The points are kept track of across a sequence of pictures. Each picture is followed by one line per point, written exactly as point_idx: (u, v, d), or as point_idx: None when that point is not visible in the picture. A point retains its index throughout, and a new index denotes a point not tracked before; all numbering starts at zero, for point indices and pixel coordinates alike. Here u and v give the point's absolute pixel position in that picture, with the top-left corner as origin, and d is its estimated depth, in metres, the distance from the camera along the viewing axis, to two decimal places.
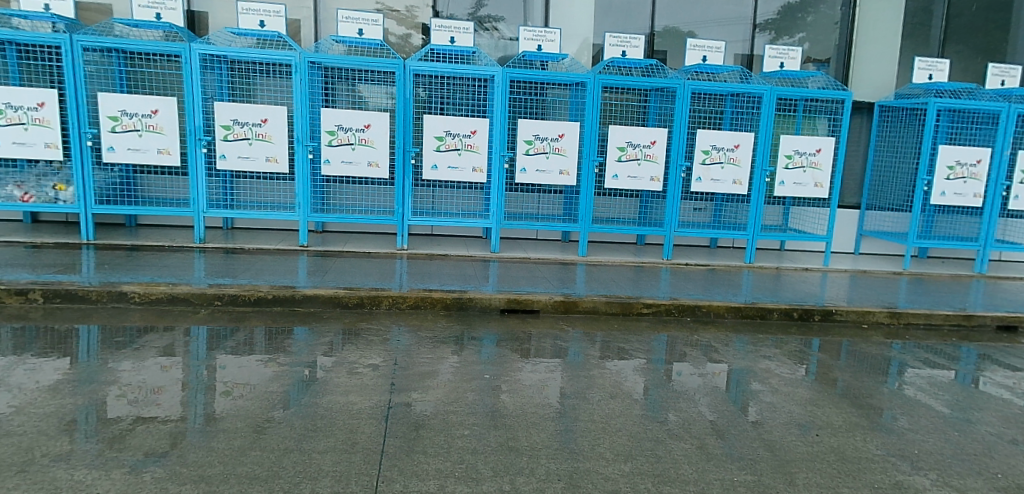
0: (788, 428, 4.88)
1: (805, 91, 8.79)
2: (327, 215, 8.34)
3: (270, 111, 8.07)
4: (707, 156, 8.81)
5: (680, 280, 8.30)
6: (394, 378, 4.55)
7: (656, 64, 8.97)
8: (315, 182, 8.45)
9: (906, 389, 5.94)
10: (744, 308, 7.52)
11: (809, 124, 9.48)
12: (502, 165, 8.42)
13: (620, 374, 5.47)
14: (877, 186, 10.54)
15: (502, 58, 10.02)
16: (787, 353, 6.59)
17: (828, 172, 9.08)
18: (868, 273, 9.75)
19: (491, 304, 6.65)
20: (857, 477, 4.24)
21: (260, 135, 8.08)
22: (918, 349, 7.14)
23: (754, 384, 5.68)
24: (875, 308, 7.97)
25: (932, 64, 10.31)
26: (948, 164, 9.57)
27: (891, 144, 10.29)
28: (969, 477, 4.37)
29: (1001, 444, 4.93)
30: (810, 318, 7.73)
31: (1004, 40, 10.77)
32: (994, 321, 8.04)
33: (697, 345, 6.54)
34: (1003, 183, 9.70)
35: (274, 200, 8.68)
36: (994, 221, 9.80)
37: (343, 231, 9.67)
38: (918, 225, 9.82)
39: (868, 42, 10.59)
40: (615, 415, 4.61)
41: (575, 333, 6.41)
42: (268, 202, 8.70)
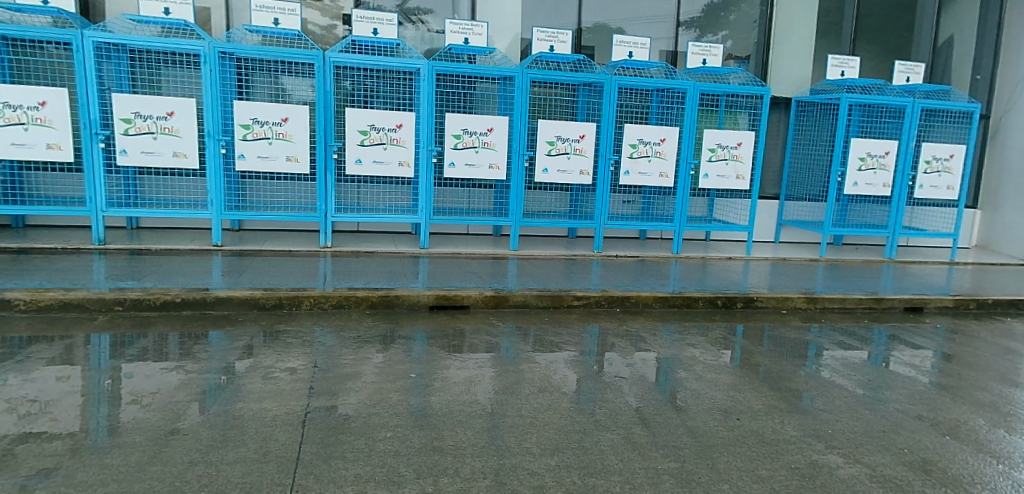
0: (712, 414, 5.03)
1: (726, 87, 9.07)
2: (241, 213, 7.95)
3: (178, 104, 7.64)
4: (635, 150, 8.95)
5: (610, 272, 8.41)
6: (314, 382, 4.39)
7: (584, 59, 8.97)
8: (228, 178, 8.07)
9: (822, 371, 6.24)
10: (671, 298, 7.70)
11: (731, 119, 9.74)
12: (429, 159, 8.29)
13: (550, 368, 5.49)
14: (795, 178, 11.01)
15: (428, 52, 9.85)
16: (712, 341, 6.80)
17: (749, 165, 9.45)
18: (787, 261, 10.18)
19: (420, 301, 6.54)
20: (775, 458, 4.40)
21: (166, 129, 7.65)
22: (833, 332, 7.51)
23: (680, 372, 5.82)
24: (793, 294, 8.34)
25: (843, 61, 10.88)
26: (859, 156, 10.10)
27: (807, 138, 10.82)
28: (878, 453, 4.63)
29: (907, 420, 5.26)
30: (733, 305, 8.00)
31: (908, 41, 11.53)
32: (901, 303, 8.59)
33: (627, 335, 6.65)
34: (909, 174, 10.30)
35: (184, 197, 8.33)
36: (902, 210, 10.32)
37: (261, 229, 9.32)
38: (833, 215, 10.33)
39: (784, 41, 11.02)
40: (543, 409, 4.62)
41: (506, 327, 6.39)
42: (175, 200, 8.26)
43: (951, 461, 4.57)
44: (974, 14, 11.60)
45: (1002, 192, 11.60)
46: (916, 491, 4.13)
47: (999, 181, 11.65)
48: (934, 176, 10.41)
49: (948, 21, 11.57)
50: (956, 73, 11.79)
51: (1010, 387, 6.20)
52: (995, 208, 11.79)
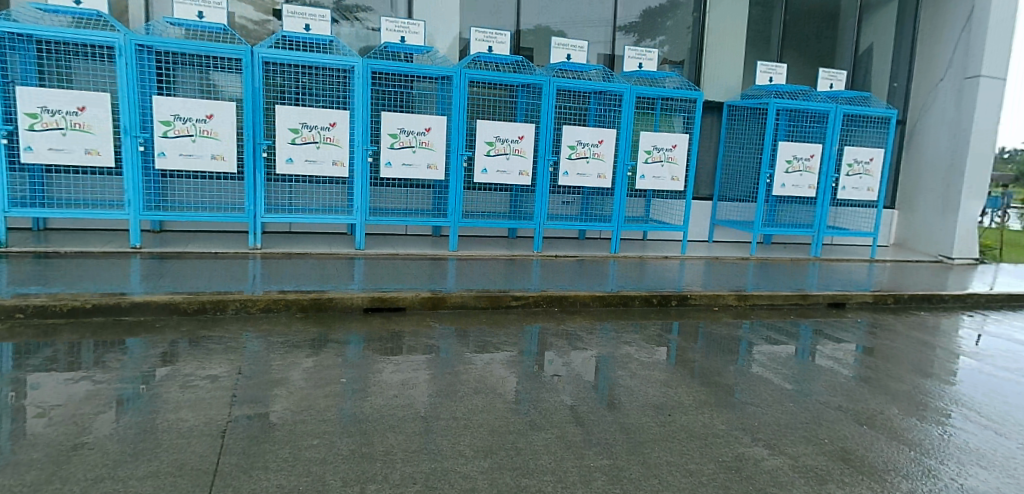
0: (645, 410, 5.14)
1: (661, 91, 9.30)
2: (161, 213, 7.59)
3: (89, 99, 7.23)
4: (573, 151, 9.08)
5: (549, 272, 8.46)
6: (237, 389, 4.24)
7: (523, 60, 9.01)
8: (148, 176, 7.74)
9: (752, 366, 6.47)
10: (608, 297, 7.82)
11: (667, 122, 10.08)
12: (364, 158, 8.11)
13: (486, 369, 5.48)
14: (728, 180, 11.39)
15: (365, 50, 9.66)
16: (647, 338, 6.95)
17: (683, 166, 9.70)
18: (720, 259, 10.51)
19: (353, 303, 6.41)
20: (705, 452, 4.53)
21: (76, 125, 7.22)
22: (763, 328, 7.81)
23: (616, 370, 5.92)
24: (725, 292, 8.61)
25: (772, 68, 11.33)
26: (786, 159, 10.53)
27: (738, 141, 11.24)
28: (800, 443, 4.84)
29: (829, 411, 5.52)
30: (668, 303, 8.19)
31: (831, 49, 12.11)
32: (825, 299, 9.00)
33: (564, 335, 6.71)
34: (832, 176, 10.80)
35: (98, 197, 7.86)
36: (826, 210, 10.84)
37: (184, 229, 8.92)
38: (762, 215, 10.75)
39: (717, 47, 11.34)
40: (477, 410, 4.61)
41: (442, 329, 6.34)
42: (89, 199, 7.85)
43: (867, 449, 4.83)
44: (891, 26, 12.33)
45: (916, 194, 12.35)
46: (835, 479, 4.34)
47: (915, 182, 12.39)
48: (855, 178, 10.96)
49: (868, 31, 12.22)
50: (875, 80, 12.48)
51: (922, 377, 6.60)
52: (910, 208, 12.53)
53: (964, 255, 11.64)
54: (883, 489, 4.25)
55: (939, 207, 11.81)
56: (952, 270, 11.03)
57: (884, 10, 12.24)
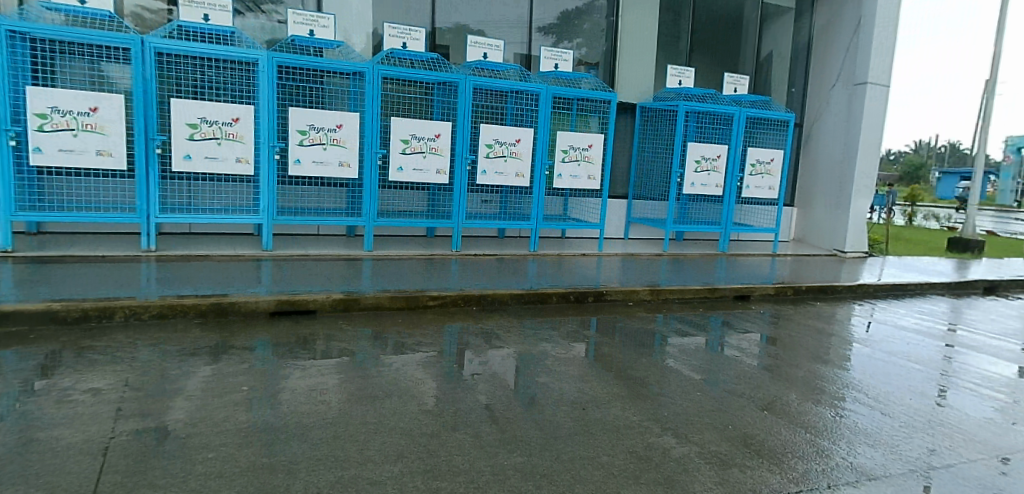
0: (560, 406, 5.21)
1: (577, 91, 9.48)
2: (38, 213, 7.00)
3: None
4: (490, 150, 9.09)
5: (468, 271, 8.42)
6: (123, 403, 4.01)
7: (438, 57, 8.92)
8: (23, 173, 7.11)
9: (665, 359, 6.69)
10: (526, 294, 7.86)
11: (583, 122, 10.18)
12: (271, 156, 7.84)
13: (400, 371, 5.40)
14: (641, 179, 11.75)
15: (270, 42, 9.28)
16: (564, 334, 7.05)
17: (598, 166, 9.94)
18: (635, 256, 10.83)
19: (259, 307, 6.14)
20: (617, 444, 4.64)
21: None
22: (675, 321, 8.10)
23: (532, 367, 5.96)
24: (639, 287, 8.87)
25: (680, 71, 12.07)
26: (695, 159, 10.99)
27: (650, 142, 11.61)
28: (707, 431, 5.05)
29: (734, 399, 5.79)
30: (585, 299, 8.35)
31: (735, 55, 12.74)
32: (731, 292, 9.46)
33: (481, 333, 6.71)
34: (737, 176, 11.38)
35: None
36: (732, 208, 11.41)
37: (67, 232, 8.27)
38: (674, 212, 11.18)
39: (629, 51, 11.63)
40: (389, 414, 4.54)
41: (355, 331, 6.18)
42: None
43: (768, 434, 5.09)
44: (788, 35, 13.15)
45: (813, 192, 13.22)
46: (737, 463, 4.54)
47: (812, 182, 13.23)
48: (758, 177, 11.59)
49: (767, 40, 12.97)
50: (775, 86, 13.25)
51: (818, 364, 7.04)
52: (809, 205, 13.37)
53: (856, 249, 12.53)
54: (782, 470, 4.49)
55: (833, 205, 12.67)
56: (845, 263, 11.85)
57: (781, 20, 13.04)
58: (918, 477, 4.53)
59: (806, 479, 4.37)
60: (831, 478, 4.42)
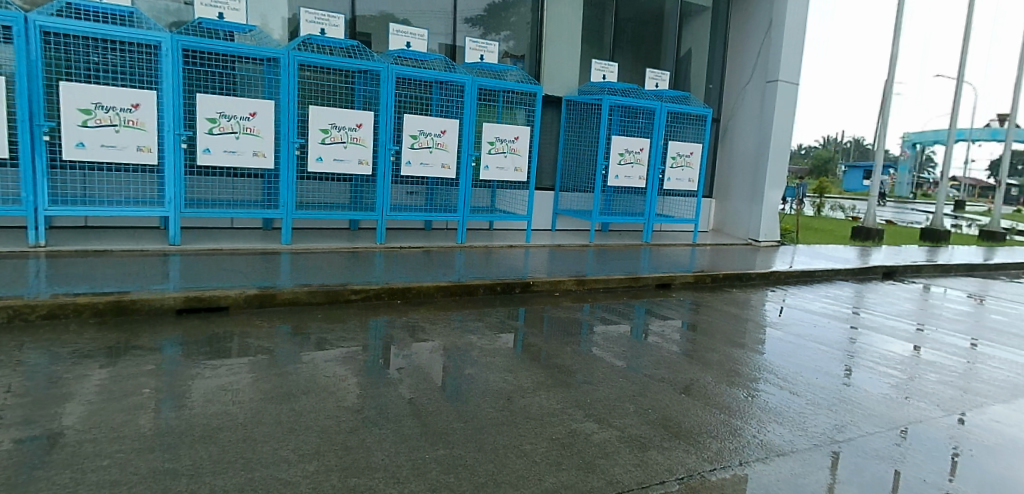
0: (484, 397, 5.20)
1: (502, 83, 9.46)
2: None
3: None
4: (415, 141, 8.95)
5: (393, 264, 8.28)
6: (6, 411, 3.78)
7: (359, 45, 8.71)
8: None
9: (590, 347, 6.80)
10: (452, 287, 7.81)
11: (510, 113, 10.01)
12: (178, 144, 7.43)
13: (318, 368, 5.26)
14: (567, 171, 11.91)
15: (175, 24, 8.79)
16: (491, 326, 7.06)
17: (525, 157, 10.01)
18: (562, 247, 10.97)
19: (164, 305, 5.82)
20: (540, 432, 4.68)
21: None
22: (600, 310, 8.25)
23: (456, 359, 5.93)
24: (565, 277, 8.98)
25: (604, 66, 12.36)
26: (619, 151, 11.20)
27: (575, 134, 11.78)
28: (629, 415, 5.17)
29: (654, 383, 5.96)
30: (512, 291, 8.37)
31: (657, 51, 13.08)
32: (653, 280, 9.75)
33: (405, 326, 6.62)
34: (659, 168, 11.70)
35: None
36: (654, 200, 11.74)
37: None
38: (599, 204, 11.39)
39: (554, 44, 11.79)
40: (305, 412, 4.42)
41: (271, 327, 5.98)
42: None
43: (685, 415, 5.28)
44: (706, 33, 13.61)
45: (729, 184, 13.80)
46: (655, 445, 4.68)
47: (729, 174, 13.80)
48: (678, 170, 11.99)
49: (686, 37, 13.39)
50: (695, 81, 13.70)
51: (734, 348, 7.35)
52: (726, 197, 13.95)
53: (769, 238, 13.18)
54: (697, 450, 4.66)
55: (748, 196, 13.26)
56: (759, 252, 12.44)
57: (700, 18, 13.48)
58: (821, 450, 4.82)
59: (719, 458, 4.55)
60: (742, 455, 4.63)
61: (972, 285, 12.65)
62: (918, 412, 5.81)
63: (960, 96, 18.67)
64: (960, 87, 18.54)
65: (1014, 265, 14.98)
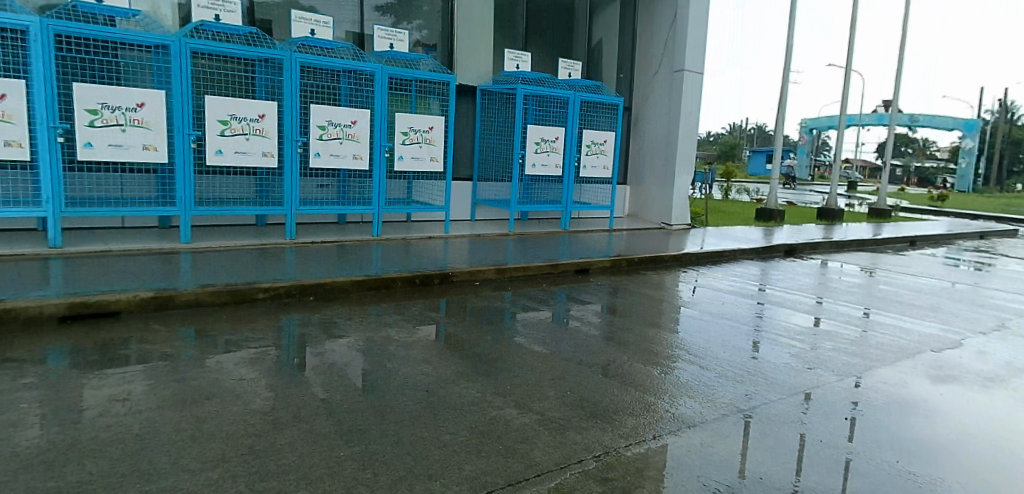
0: (402, 390, 5.11)
1: (413, 72, 9.32)
2: None
3: None
4: (323, 132, 8.70)
5: (305, 260, 8.01)
6: None
7: (258, 32, 8.36)
8: None
9: (510, 335, 6.83)
10: (367, 280, 7.62)
11: (423, 103, 10.07)
12: (52, 138, 6.85)
13: (223, 371, 5.00)
14: (484, 161, 11.92)
15: (47, 7, 8.12)
16: (409, 318, 6.95)
17: (441, 147, 9.89)
18: (482, 236, 10.95)
19: (44, 312, 5.46)
20: (459, 422, 4.65)
21: None
22: (520, 297, 8.31)
23: (373, 354, 5.80)
24: (485, 266, 8.97)
25: (517, 56, 12.40)
26: (535, 140, 11.31)
27: (491, 124, 11.80)
28: (548, 399, 5.23)
29: (573, 366, 6.06)
30: (430, 282, 8.28)
31: (569, 41, 13.27)
32: (572, 266, 9.90)
33: (319, 323, 6.41)
34: (575, 156, 11.86)
35: None
36: (571, 188, 11.91)
37: None
38: (517, 193, 11.44)
39: (467, 34, 11.63)
40: (209, 418, 4.19)
41: (171, 331, 5.64)
42: None
43: (603, 395, 5.40)
44: (615, 23, 13.93)
45: (642, 170, 14.24)
46: (574, 426, 4.76)
47: (641, 161, 14.23)
48: (593, 157, 12.22)
49: (597, 26, 13.65)
50: (606, 71, 13.99)
51: (649, 328, 7.59)
52: (639, 183, 14.39)
53: (681, 222, 13.71)
54: (614, 428, 4.77)
55: (660, 182, 13.72)
56: (672, 235, 12.91)
57: (609, 8, 13.76)
58: (729, 419, 5.05)
59: (634, 433, 4.69)
60: (656, 430, 4.78)
61: (863, 259, 13.66)
62: (815, 378, 6.21)
63: (848, 84, 20.09)
64: (848, 75, 19.95)
65: (898, 239, 16.31)
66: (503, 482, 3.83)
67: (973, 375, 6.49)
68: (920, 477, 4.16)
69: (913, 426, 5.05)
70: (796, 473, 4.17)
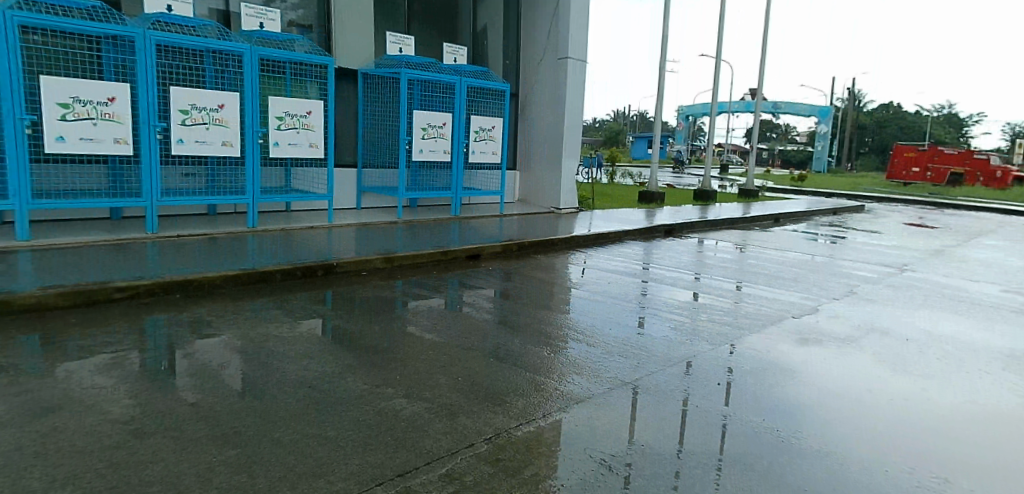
0: (283, 388, 4.85)
1: (286, 54, 8.89)
2: None
3: None
4: (186, 117, 8.13)
5: (170, 255, 7.42)
6: None
7: (103, 6, 7.64)
8: None
9: (400, 324, 6.69)
10: (242, 275, 7.18)
11: (300, 86, 9.72)
12: None
13: (75, 380, 4.52)
14: (368, 147, 11.58)
15: None
16: (291, 312, 6.62)
17: (320, 133, 9.53)
18: (369, 225, 10.64)
19: None
20: (345, 416, 4.48)
21: None
22: (410, 286, 8.16)
23: (250, 352, 5.47)
24: (372, 256, 8.71)
25: (400, 39, 12.10)
26: (421, 126, 11.13)
27: (375, 109, 11.48)
28: (440, 387, 5.17)
29: (464, 352, 6.04)
30: (314, 274, 7.92)
31: (454, 25, 13.13)
32: (463, 253, 9.86)
33: (188, 322, 5.95)
34: (464, 142, 11.74)
35: None
36: (460, 174, 11.81)
37: None
38: (404, 180, 11.21)
39: (345, 12, 11.15)
40: (56, 433, 3.77)
41: (9, 341, 5.01)
42: None
43: (495, 378, 5.42)
44: (500, 9, 13.95)
45: (531, 156, 14.43)
46: (465, 410, 4.73)
47: (529, 147, 14.42)
48: (482, 143, 12.24)
49: (481, 12, 13.61)
50: (492, 56, 13.99)
51: (540, 310, 7.73)
52: (528, 168, 14.58)
53: (569, 206, 14.07)
54: (505, 409, 4.80)
55: (548, 167, 13.98)
56: (561, 219, 13.21)
57: None
58: (615, 392, 5.24)
59: (525, 413, 4.74)
60: (546, 408, 4.87)
61: (735, 236, 14.70)
62: (693, 349, 6.59)
63: (719, 73, 21.44)
64: (718, 65, 21.29)
65: (765, 217, 17.71)
66: (392, 473, 3.72)
67: (828, 337, 7.18)
68: (783, 432, 4.52)
69: (778, 386, 5.48)
70: (677, 438, 4.39)
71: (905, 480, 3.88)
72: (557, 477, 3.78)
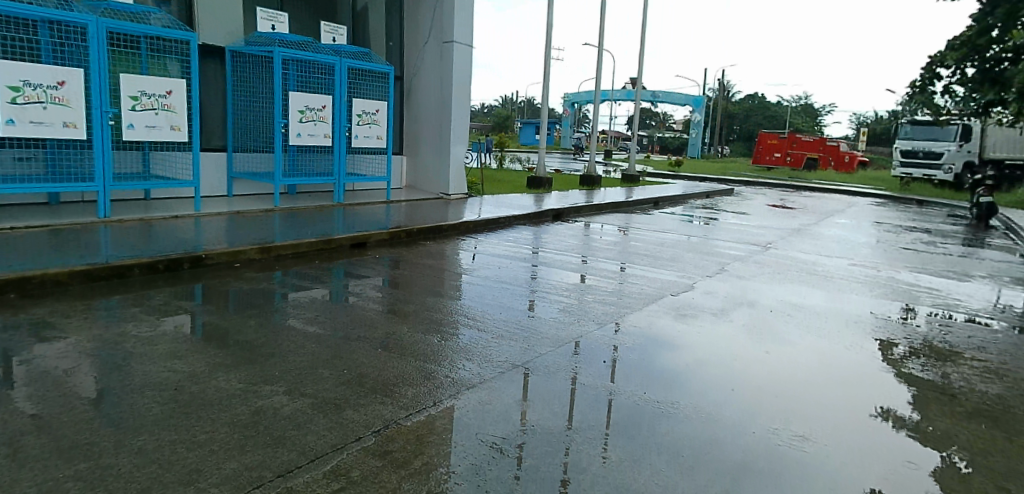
0: (143, 392, 4.42)
1: (139, 27, 8.09)
2: None
3: None
4: (16, 94, 7.21)
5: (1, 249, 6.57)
6: None
7: None
8: None
9: (279, 317, 6.32)
10: (92, 270, 6.49)
11: (157, 64, 8.91)
12: None
13: None
14: (240, 131, 10.84)
15: None
16: (152, 310, 6.05)
17: (183, 115, 8.78)
18: (242, 214, 9.95)
19: None
20: (216, 418, 4.15)
21: None
22: (290, 276, 7.73)
23: (102, 354, 4.93)
24: (245, 246, 8.16)
25: (271, 15, 11.40)
26: (298, 109, 10.56)
27: (246, 90, 10.73)
28: (323, 382, 4.92)
29: (349, 344, 5.81)
30: (179, 267, 7.30)
31: (332, 3, 12.51)
32: (347, 241, 9.48)
33: (25, 324, 5.27)
34: (346, 126, 11.29)
35: None
36: (342, 159, 11.35)
37: None
38: (281, 165, 10.60)
39: None
40: None
41: None
42: None
43: (383, 370, 5.24)
44: None
45: (418, 141, 14.16)
46: (351, 404, 4.54)
47: (417, 131, 14.13)
48: (365, 127, 11.84)
49: None
50: (374, 38, 13.51)
51: (430, 297, 7.60)
52: (416, 153, 14.31)
53: (459, 192, 13.98)
54: (393, 400, 4.66)
55: (436, 152, 13.78)
56: (450, 204, 13.10)
57: None
58: (506, 375, 5.27)
59: (414, 403, 4.63)
60: (435, 396, 4.78)
61: (619, 219, 15.30)
62: (580, 329, 6.77)
63: (601, 62, 22.12)
64: (600, 54, 21.95)
65: (646, 201, 18.59)
66: (271, 475, 3.49)
67: (702, 311, 7.65)
68: (664, 403, 4.74)
69: (659, 360, 5.76)
70: (565, 415, 4.48)
71: (772, 439, 4.19)
72: (448, 464, 3.72)
